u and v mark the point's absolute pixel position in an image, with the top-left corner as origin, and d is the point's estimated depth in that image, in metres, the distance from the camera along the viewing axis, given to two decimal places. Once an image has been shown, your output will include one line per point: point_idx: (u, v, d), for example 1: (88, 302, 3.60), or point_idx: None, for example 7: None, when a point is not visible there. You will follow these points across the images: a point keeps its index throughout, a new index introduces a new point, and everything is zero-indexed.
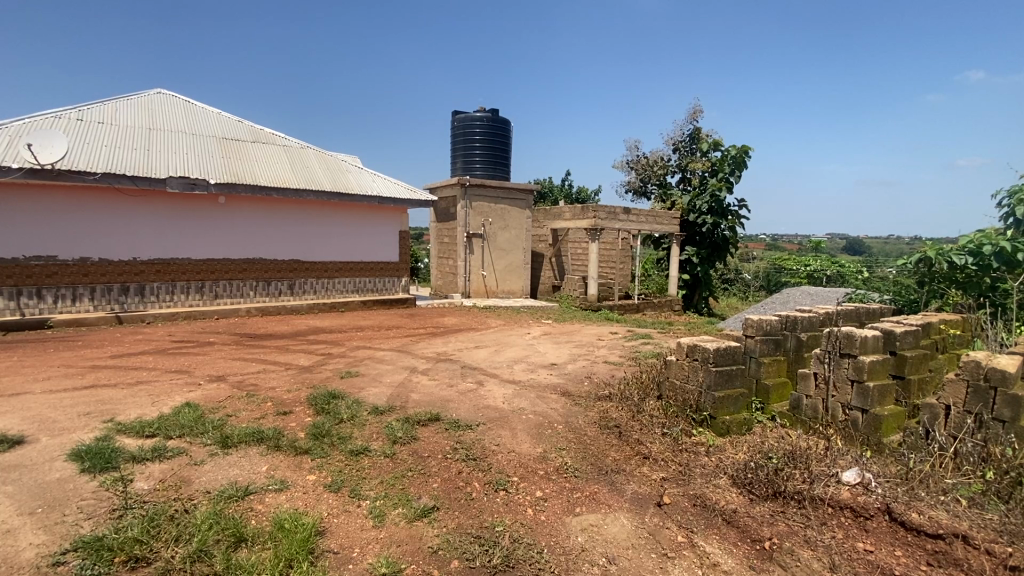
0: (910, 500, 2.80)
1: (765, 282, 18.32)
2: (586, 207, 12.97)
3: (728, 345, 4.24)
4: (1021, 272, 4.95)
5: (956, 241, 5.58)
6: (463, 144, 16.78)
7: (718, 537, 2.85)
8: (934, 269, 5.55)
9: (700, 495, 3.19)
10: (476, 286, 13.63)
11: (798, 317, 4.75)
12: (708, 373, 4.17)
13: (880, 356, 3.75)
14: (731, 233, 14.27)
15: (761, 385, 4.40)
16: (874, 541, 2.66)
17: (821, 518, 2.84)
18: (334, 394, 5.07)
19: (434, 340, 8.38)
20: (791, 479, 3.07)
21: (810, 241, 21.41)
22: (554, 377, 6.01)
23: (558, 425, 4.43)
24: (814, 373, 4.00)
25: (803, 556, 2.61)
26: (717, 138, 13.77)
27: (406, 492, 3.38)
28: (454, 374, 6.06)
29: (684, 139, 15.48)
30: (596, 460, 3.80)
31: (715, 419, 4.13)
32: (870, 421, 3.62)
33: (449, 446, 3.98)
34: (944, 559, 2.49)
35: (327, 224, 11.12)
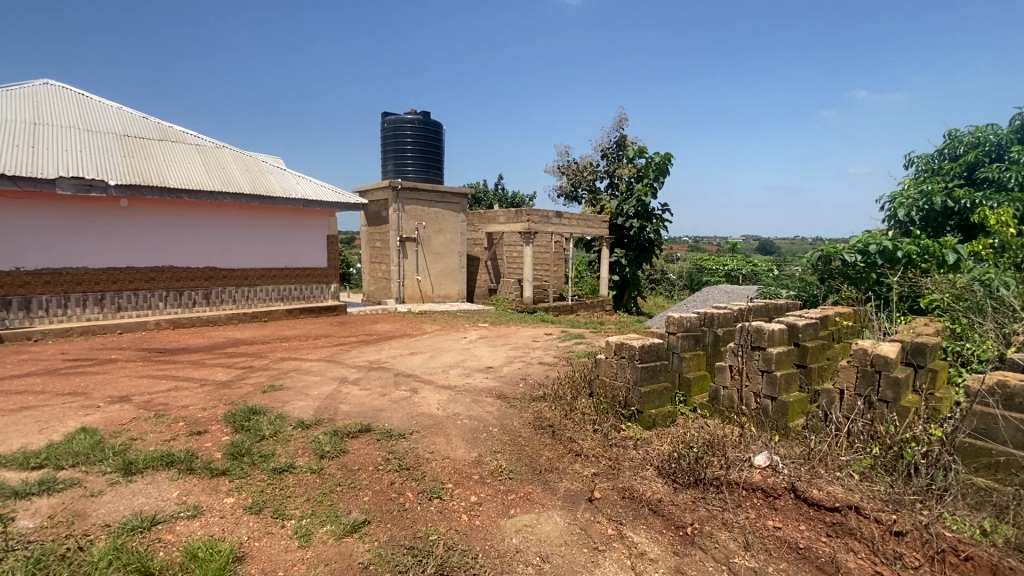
0: (811, 478, 3.02)
1: (688, 282, 19.55)
2: (520, 211, 13.15)
3: (652, 342, 4.43)
4: (900, 268, 5.60)
5: (849, 240, 6.20)
6: (393, 147, 16.44)
7: (645, 527, 2.97)
8: (831, 265, 6.16)
9: (629, 487, 3.32)
10: (410, 291, 13.35)
11: (715, 314, 5.07)
12: (634, 370, 4.33)
13: (785, 347, 4.09)
14: (656, 235, 14.99)
15: (683, 378, 4.67)
16: (782, 518, 2.86)
17: (737, 501, 3.03)
18: (255, 410, 4.76)
19: (366, 348, 8.11)
20: (710, 466, 3.25)
21: (727, 242, 23.05)
22: (489, 380, 6.01)
23: (493, 428, 4.43)
24: (729, 366, 4.29)
25: (720, 538, 2.78)
26: (641, 145, 14.43)
27: (334, 509, 3.23)
28: (387, 383, 5.89)
29: (611, 146, 16.09)
30: (530, 460, 3.84)
31: (642, 414, 4.31)
32: (778, 408, 3.93)
33: (381, 457, 3.86)
34: (840, 529, 2.72)
35: (246, 229, 10.46)
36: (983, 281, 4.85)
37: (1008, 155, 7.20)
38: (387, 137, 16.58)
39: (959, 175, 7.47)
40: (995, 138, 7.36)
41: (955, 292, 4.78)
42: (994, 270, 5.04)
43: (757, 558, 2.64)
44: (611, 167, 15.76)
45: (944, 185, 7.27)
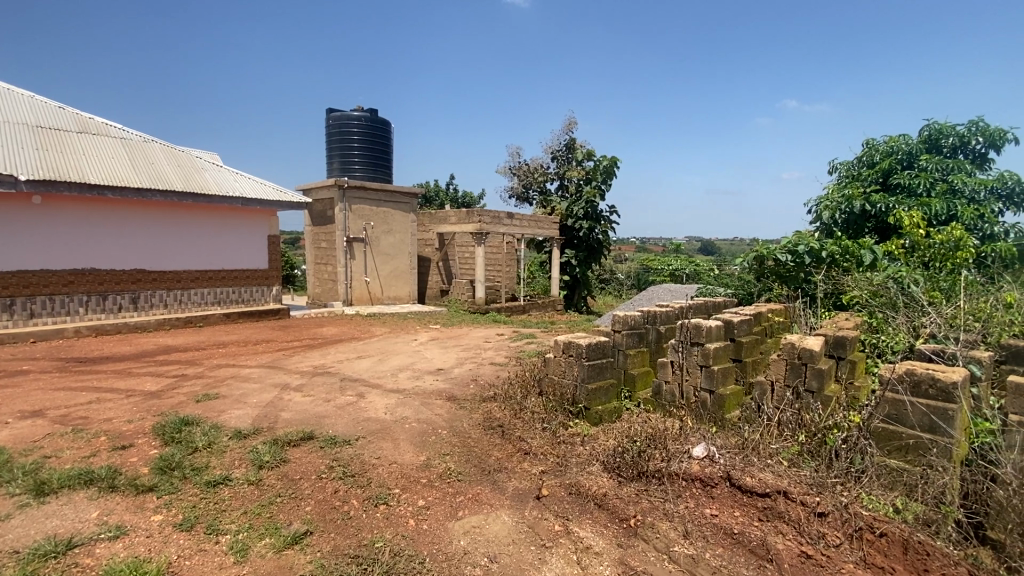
0: (744, 467, 3.16)
1: (636, 281, 20.16)
2: (471, 211, 13.11)
3: (598, 340, 4.52)
4: (825, 267, 6.02)
5: (780, 241, 6.59)
6: (339, 145, 15.96)
7: (590, 521, 3.03)
8: (764, 264, 6.53)
9: (575, 483, 3.38)
10: (358, 293, 13.01)
11: (658, 312, 5.26)
12: (581, 368, 4.41)
13: (721, 343, 4.29)
14: (604, 236, 15.34)
15: (628, 374, 4.81)
16: (718, 505, 2.97)
17: (677, 491, 3.14)
18: (187, 420, 4.48)
19: (311, 353, 7.82)
20: (652, 459, 3.36)
21: (671, 243, 23.95)
22: (439, 383, 5.94)
23: (442, 431, 4.39)
24: (671, 362, 4.46)
25: (661, 528, 2.88)
26: (590, 148, 14.74)
27: (274, 521, 3.10)
28: (332, 388, 5.71)
29: (561, 148, 16.35)
30: (479, 461, 3.83)
31: (590, 410, 4.40)
32: (716, 401, 4.12)
33: (325, 465, 3.74)
34: (770, 513, 2.84)
35: (179, 229, 9.86)
36: (896, 279, 5.28)
37: (916, 163, 7.87)
38: (332, 134, 16.08)
39: (875, 181, 8.13)
40: (904, 147, 8.05)
41: (872, 288, 5.21)
42: (906, 269, 5.49)
43: (696, 545, 2.75)
44: (560, 169, 16.01)
45: (863, 190, 7.86)
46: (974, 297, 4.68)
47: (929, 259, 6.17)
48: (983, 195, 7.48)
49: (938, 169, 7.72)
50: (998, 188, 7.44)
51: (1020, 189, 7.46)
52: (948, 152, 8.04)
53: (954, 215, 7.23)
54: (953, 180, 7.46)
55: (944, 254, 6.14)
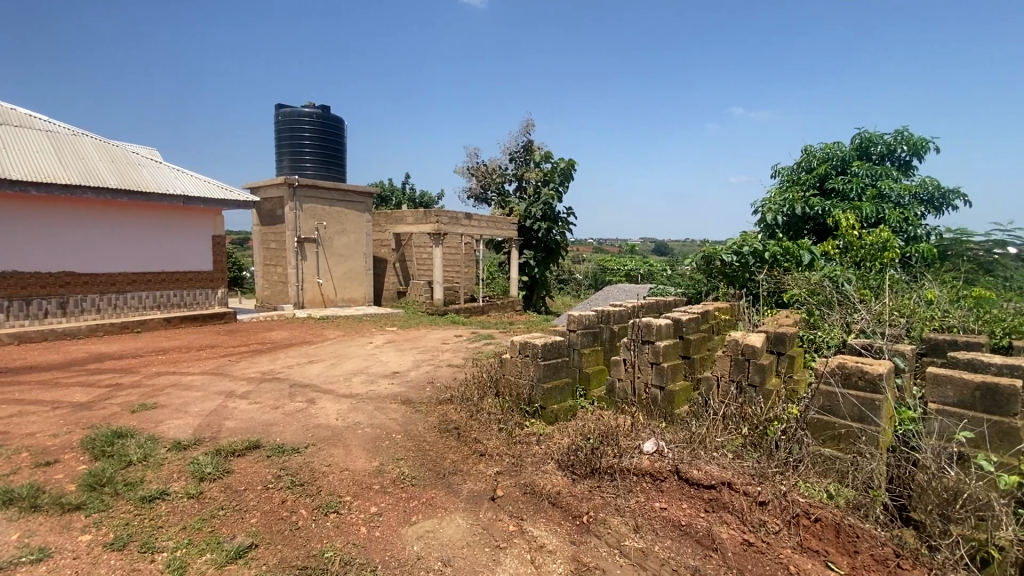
0: (692, 460, 3.26)
1: (593, 281, 20.52)
2: (428, 211, 12.96)
3: (554, 340, 4.56)
4: (768, 267, 6.33)
5: (726, 242, 6.88)
6: (289, 142, 15.42)
7: (544, 520, 3.06)
8: (712, 265, 6.80)
9: (530, 483, 3.40)
10: (310, 295, 12.61)
11: (611, 312, 5.37)
12: (537, 368, 4.44)
13: (671, 340, 4.42)
14: (562, 237, 15.50)
15: (583, 373, 4.89)
16: (667, 498, 3.05)
17: (628, 486, 3.21)
18: (120, 433, 4.21)
19: (260, 358, 7.52)
20: (604, 456, 3.43)
21: (627, 244, 24.52)
22: (395, 386, 5.84)
23: (396, 435, 4.32)
24: (623, 360, 4.57)
25: (612, 523, 2.93)
26: (547, 150, 14.88)
27: (216, 535, 2.96)
28: (281, 394, 5.50)
29: (518, 149, 16.46)
30: (434, 464, 3.80)
31: (545, 410, 4.44)
32: (666, 397, 4.26)
33: (272, 475, 3.60)
34: (715, 504, 2.93)
35: (113, 228, 9.25)
36: (831, 278, 5.60)
37: (849, 169, 8.38)
38: (282, 131, 15.52)
39: (813, 185, 8.60)
40: (839, 154, 8.55)
41: (810, 287, 5.51)
42: (840, 269, 5.84)
43: (645, 538, 2.81)
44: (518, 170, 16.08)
45: (802, 194, 8.31)
46: (900, 294, 5.03)
47: (861, 259, 6.60)
48: (908, 199, 8.04)
49: (869, 175, 8.25)
50: (921, 194, 8.02)
51: (939, 195, 8.07)
52: (877, 159, 8.60)
53: (882, 218, 7.75)
54: (881, 186, 7.99)
55: (873, 254, 6.61)
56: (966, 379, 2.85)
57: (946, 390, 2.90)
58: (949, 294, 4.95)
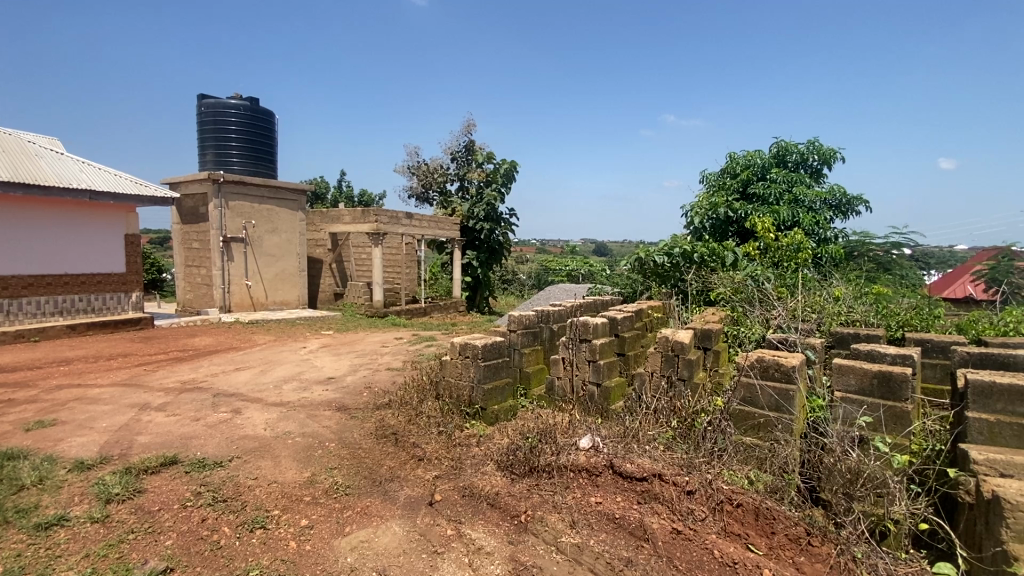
0: (625, 454, 3.37)
1: (536, 282, 20.78)
2: (366, 210, 12.59)
3: (494, 340, 4.56)
4: (697, 267, 6.67)
5: (659, 243, 7.18)
6: (213, 135, 14.48)
7: (483, 522, 3.05)
8: (646, 265, 7.09)
9: (469, 485, 3.38)
10: (238, 298, 11.89)
11: (550, 311, 5.45)
12: (477, 368, 4.42)
13: (607, 338, 4.55)
14: (505, 238, 15.43)
15: (523, 372, 4.93)
16: (602, 492, 3.13)
17: (565, 483, 3.27)
18: (11, 454, 3.77)
19: (180, 367, 6.99)
20: (542, 454, 3.47)
21: (568, 245, 25.01)
22: (329, 392, 5.62)
23: (329, 444, 4.15)
24: (562, 358, 4.65)
25: (550, 520, 2.97)
26: (489, 151, 14.83)
27: (124, 561, 2.71)
28: (203, 405, 5.15)
29: (460, 149, 16.37)
30: (369, 472, 3.69)
31: (486, 411, 4.42)
32: (603, 393, 4.38)
33: (190, 492, 3.35)
34: (647, 496, 3.03)
35: (7, 226, 8.31)
36: (752, 278, 5.99)
37: (769, 175, 8.99)
38: (205, 123, 14.55)
39: (737, 190, 9.16)
40: (759, 162, 9.14)
41: (734, 286, 5.87)
42: (760, 269, 6.25)
43: (581, 533, 2.86)
44: (460, 171, 15.97)
45: (727, 199, 8.84)
46: (812, 292, 5.44)
47: (778, 259, 7.06)
48: (819, 205, 8.73)
49: (785, 181, 8.89)
50: (830, 200, 8.72)
51: (845, 201, 8.82)
52: (793, 167, 9.28)
53: (797, 221, 8.39)
54: (796, 192, 8.62)
55: (788, 255, 7.11)
56: (865, 368, 3.13)
57: (849, 379, 3.18)
58: (854, 291, 5.42)
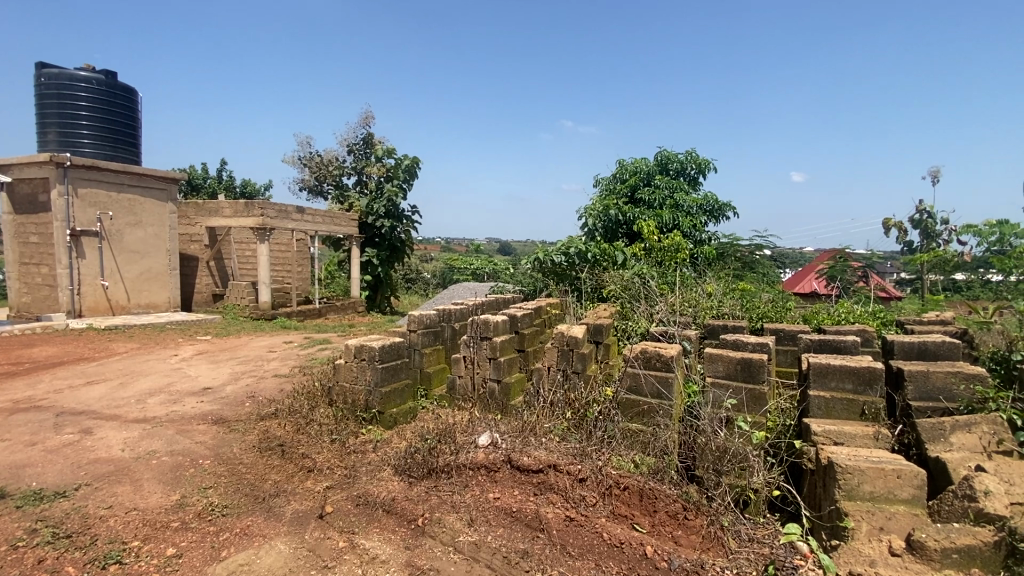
0: (522, 448, 3.44)
1: (441, 280, 20.58)
2: (250, 203, 11.57)
3: (392, 341, 4.41)
4: (590, 266, 7.06)
5: (556, 243, 7.49)
6: (54, 109, 12.37)
7: (378, 530, 2.94)
8: (544, 264, 7.35)
9: (363, 493, 3.24)
10: (91, 301, 10.32)
11: (451, 310, 5.40)
12: (374, 371, 4.23)
13: (507, 336, 4.61)
14: (407, 236, 14.96)
15: (424, 373, 4.84)
16: (500, 488, 3.17)
17: (464, 481, 3.26)
18: None
19: (11, 382, 5.90)
20: (440, 455, 3.44)
21: (473, 244, 25.08)
22: (205, 404, 5.08)
23: (203, 461, 3.75)
24: (463, 357, 4.64)
25: (447, 521, 2.94)
26: (389, 146, 14.24)
27: None
28: (43, 426, 4.39)
29: (357, 142, 15.70)
30: (251, 489, 3.39)
31: (383, 414, 4.26)
32: (503, 389, 4.44)
33: (23, 530, 2.84)
34: (543, 487, 3.12)
35: None
36: (639, 276, 6.42)
37: (653, 181, 9.72)
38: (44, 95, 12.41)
39: (626, 195, 9.80)
40: (645, 169, 9.84)
41: (623, 283, 6.28)
42: (646, 267, 6.77)
43: (479, 530, 2.86)
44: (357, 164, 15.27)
45: (618, 202, 9.45)
46: (689, 288, 6.00)
47: (661, 258, 7.69)
48: (696, 210, 9.64)
49: (668, 187, 9.67)
50: (705, 206, 9.64)
51: (717, 207, 9.80)
52: (674, 174, 10.10)
53: (677, 224, 9.20)
54: (677, 198, 9.41)
55: (668, 255, 7.73)
56: (731, 355, 3.52)
57: (718, 365, 3.56)
58: (723, 288, 6.03)
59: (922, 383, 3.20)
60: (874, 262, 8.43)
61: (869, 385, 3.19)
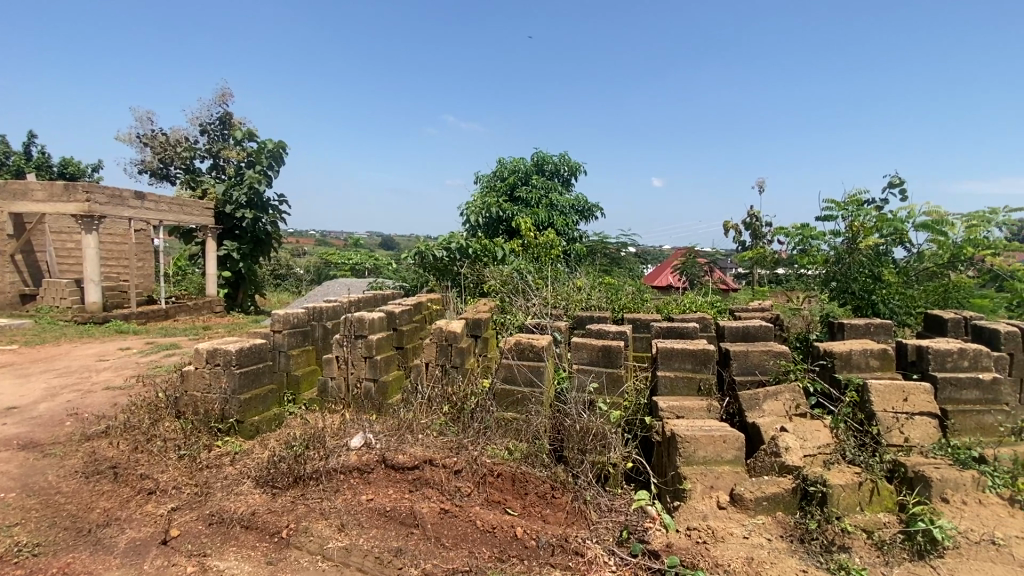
0: (397, 446, 3.39)
1: (316, 276, 19.31)
2: (71, 186, 9.77)
3: (253, 343, 4.05)
4: (470, 261, 7.16)
5: (437, 238, 7.47)
6: None
7: (235, 548, 2.71)
8: (425, 259, 7.30)
9: (218, 510, 2.96)
10: None
11: (324, 308, 5.10)
12: (231, 377, 3.85)
13: (384, 333, 4.50)
14: (274, 228, 13.32)
15: (291, 377, 4.55)
16: (374, 488, 3.10)
17: (334, 485, 3.13)
18: None
19: None
20: (308, 461, 3.25)
21: (351, 237, 23.86)
22: (8, 427, 4.21)
23: (4, 496, 3.12)
24: (336, 357, 4.44)
25: (315, 529, 2.80)
26: (251, 128, 12.77)
27: None
28: None
29: (213, 121, 14.05)
30: (72, 521, 2.90)
31: (243, 424, 3.90)
32: (380, 388, 4.33)
33: None
34: (419, 483, 3.11)
35: None
36: (517, 271, 6.66)
37: (530, 180, 10.13)
38: None
39: (505, 192, 10.07)
40: (523, 168, 10.19)
41: (502, 279, 6.48)
42: (523, 262, 7.05)
43: (350, 534, 2.77)
44: (212, 147, 13.63)
45: (497, 200, 9.71)
46: (561, 283, 6.39)
47: (537, 254, 8.08)
48: (569, 209, 10.24)
49: (543, 187, 10.14)
50: (577, 206, 10.27)
51: (588, 208, 10.50)
52: (549, 174, 10.60)
53: (552, 222, 9.74)
54: (552, 198, 9.91)
55: (544, 251, 8.13)
56: (594, 344, 3.84)
57: (583, 353, 3.86)
58: (592, 282, 6.50)
59: (743, 360, 3.78)
60: (716, 259, 9.70)
61: (704, 365, 3.69)
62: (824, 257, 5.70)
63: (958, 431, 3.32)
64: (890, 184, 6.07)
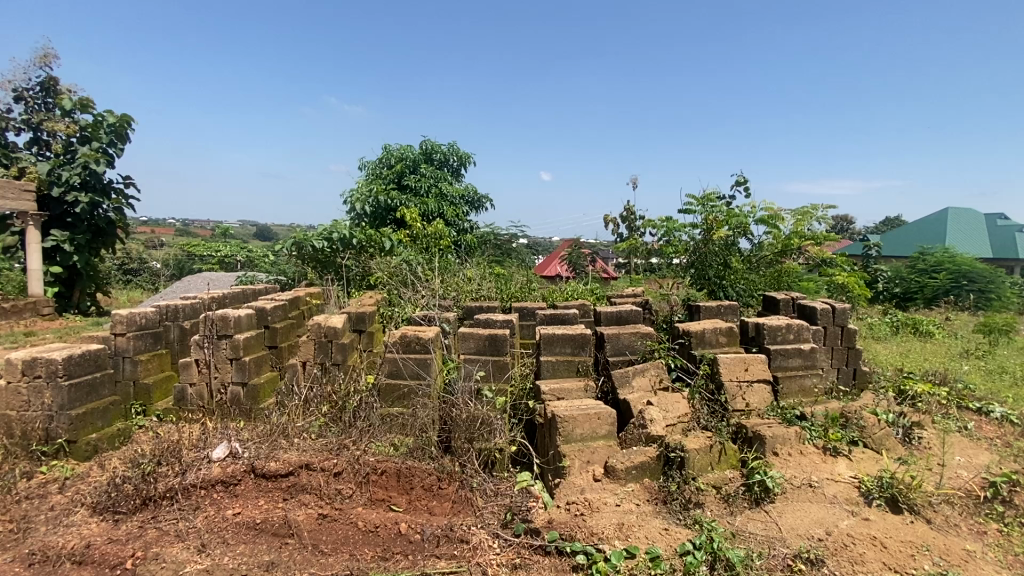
0: (268, 452, 3.13)
1: (178, 270, 17.13)
2: None
3: (86, 350, 3.48)
4: (354, 251, 6.83)
5: (317, 227, 7.03)
6: None
7: None
8: (304, 250, 6.81)
9: (41, 548, 2.52)
10: None
11: (180, 306, 4.54)
12: (58, 391, 3.28)
13: (253, 331, 4.12)
14: (118, 215, 11.50)
15: (139, 386, 4.03)
16: (242, 501, 2.85)
17: (193, 503, 2.82)
18: None
19: None
20: (160, 479, 2.88)
21: (222, 227, 21.56)
22: None
23: None
24: (195, 360, 3.99)
25: (169, 553, 2.50)
26: (83, 97, 10.86)
27: None
28: None
29: (30, 86, 11.70)
30: None
31: (76, 444, 3.34)
32: (250, 392, 3.97)
33: None
34: (294, 490, 2.92)
35: None
36: (405, 263, 6.48)
37: (418, 169, 9.92)
38: None
39: (392, 181, 9.75)
40: (410, 156, 9.95)
41: (389, 270, 6.27)
42: (411, 253, 6.89)
43: (213, 554, 2.51)
44: (30, 118, 11.33)
45: (384, 188, 9.38)
46: (450, 273, 6.35)
47: (426, 244, 7.94)
48: (459, 199, 10.20)
49: (432, 176, 9.98)
50: (467, 196, 10.25)
51: (477, 199, 10.54)
52: (438, 163, 10.45)
53: (442, 213, 9.65)
54: (442, 187, 9.79)
55: (433, 241, 8.02)
56: (479, 334, 3.89)
57: (470, 343, 3.90)
58: (481, 272, 6.55)
59: (615, 342, 4.08)
60: (598, 249, 10.32)
61: (581, 348, 3.92)
62: (686, 247, 6.34)
63: (785, 394, 3.91)
64: (737, 183, 6.90)
